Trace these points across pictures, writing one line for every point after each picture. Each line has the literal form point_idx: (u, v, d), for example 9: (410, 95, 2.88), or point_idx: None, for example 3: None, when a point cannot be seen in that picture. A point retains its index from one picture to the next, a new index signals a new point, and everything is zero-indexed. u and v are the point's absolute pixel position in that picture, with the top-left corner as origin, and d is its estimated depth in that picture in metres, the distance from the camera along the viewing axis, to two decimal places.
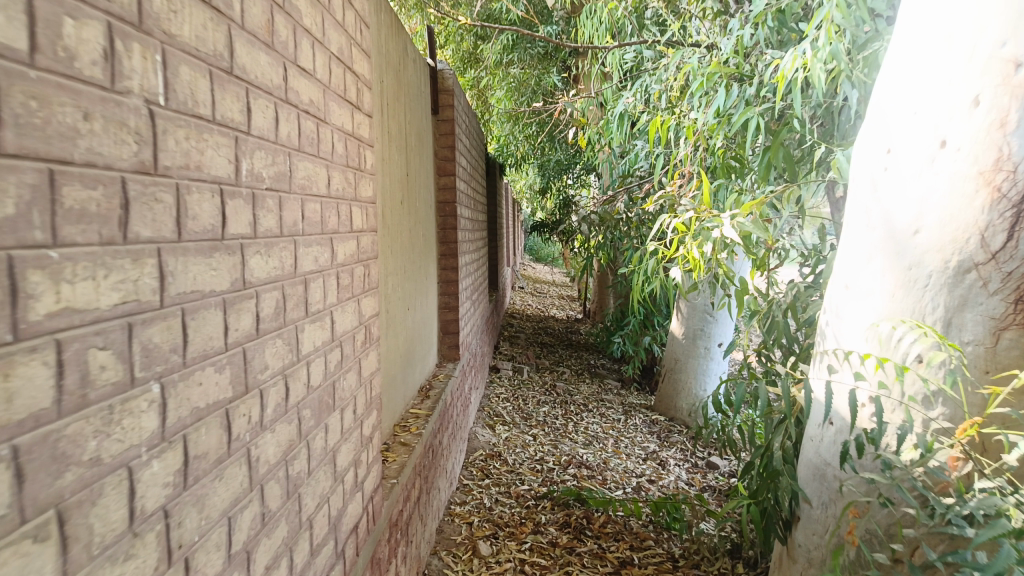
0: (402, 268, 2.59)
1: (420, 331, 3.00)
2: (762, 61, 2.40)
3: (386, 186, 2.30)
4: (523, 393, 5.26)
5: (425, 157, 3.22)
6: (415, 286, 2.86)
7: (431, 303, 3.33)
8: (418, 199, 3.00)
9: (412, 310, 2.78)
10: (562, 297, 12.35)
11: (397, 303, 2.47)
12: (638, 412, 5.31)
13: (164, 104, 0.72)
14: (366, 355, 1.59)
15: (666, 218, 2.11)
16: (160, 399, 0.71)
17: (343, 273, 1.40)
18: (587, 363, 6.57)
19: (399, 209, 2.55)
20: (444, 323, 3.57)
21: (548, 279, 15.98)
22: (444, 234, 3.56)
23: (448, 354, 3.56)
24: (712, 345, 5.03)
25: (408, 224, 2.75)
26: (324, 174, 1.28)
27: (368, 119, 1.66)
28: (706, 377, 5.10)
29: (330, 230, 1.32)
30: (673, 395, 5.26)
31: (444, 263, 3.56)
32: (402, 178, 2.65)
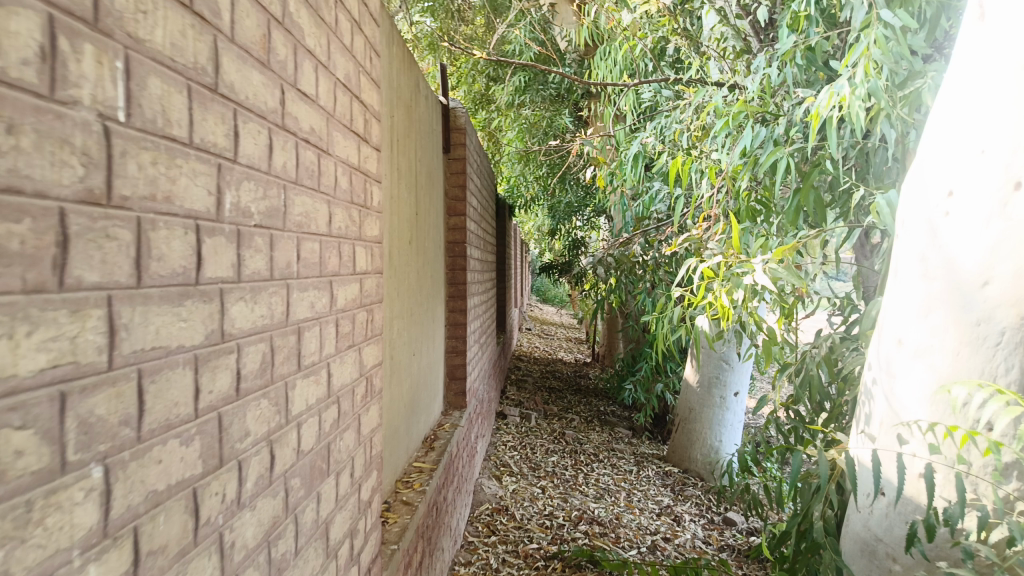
0: (409, 311, 2.46)
1: (426, 378, 2.85)
2: (790, 101, 2.30)
3: (394, 225, 2.18)
4: (531, 441, 5.06)
5: (435, 196, 3.12)
6: (421, 330, 2.72)
7: (438, 348, 3.19)
8: (427, 239, 2.89)
9: (418, 355, 2.64)
10: (569, 340, 12.18)
11: (402, 348, 2.33)
12: (651, 463, 5.10)
13: (124, 121, 0.60)
14: (366, 410, 1.44)
15: (692, 263, 1.97)
16: (103, 485, 0.57)
17: (343, 321, 1.26)
18: (596, 410, 6.38)
19: (407, 248, 2.43)
20: (451, 368, 3.41)
21: (555, 321, 15.83)
22: (453, 276, 3.43)
23: (455, 401, 3.40)
24: (727, 394, 4.86)
25: (416, 265, 2.63)
26: (325, 210, 1.16)
27: (376, 152, 1.54)
28: (721, 427, 4.91)
29: (330, 273, 1.18)
30: (687, 446, 5.06)
31: (453, 306, 3.43)
32: (411, 217, 2.54)
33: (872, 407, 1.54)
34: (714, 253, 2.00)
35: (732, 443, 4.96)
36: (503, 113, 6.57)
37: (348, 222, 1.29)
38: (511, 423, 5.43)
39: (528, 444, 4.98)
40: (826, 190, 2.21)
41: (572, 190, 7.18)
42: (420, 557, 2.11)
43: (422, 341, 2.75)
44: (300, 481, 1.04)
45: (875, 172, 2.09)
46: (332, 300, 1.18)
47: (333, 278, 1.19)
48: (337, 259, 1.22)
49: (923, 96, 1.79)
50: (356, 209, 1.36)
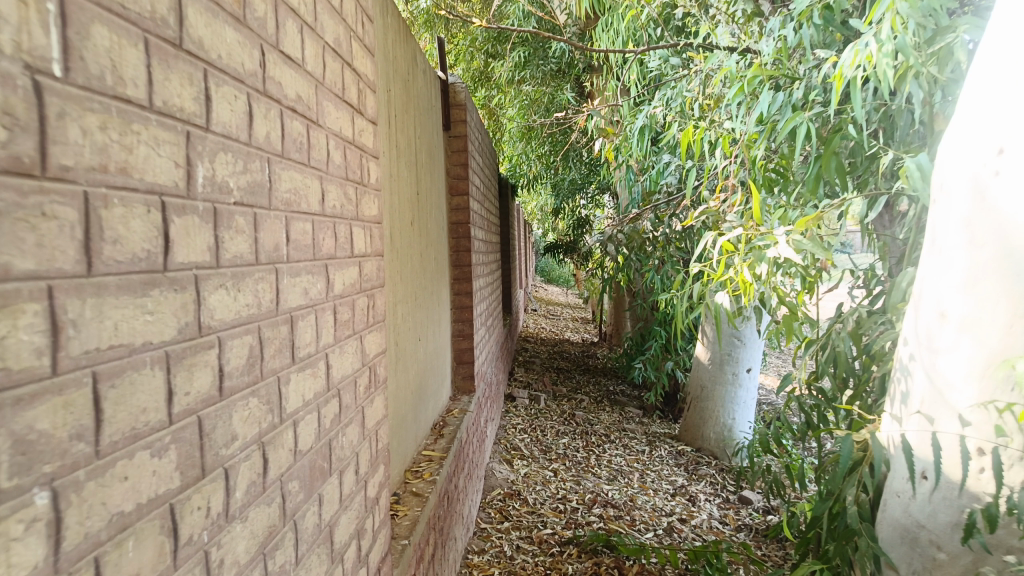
0: (413, 295, 2.36)
1: (433, 364, 2.75)
2: (808, 62, 2.17)
3: (394, 205, 2.08)
4: (541, 423, 4.99)
5: (437, 176, 3.01)
6: (427, 315, 2.63)
7: (444, 332, 3.09)
8: (430, 220, 2.79)
9: (424, 341, 2.55)
10: (576, 319, 12.08)
11: (407, 334, 2.24)
12: (663, 443, 5.03)
13: (60, 76, 0.50)
14: (370, 402, 1.35)
15: (710, 237, 1.86)
16: (52, 513, 0.48)
17: (342, 307, 1.16)
18: (606, 390, 6.29)
19: (408, 230, 2.33)
20: (458, 352, 3.32)
21: (560, 301, 15.73)
22: (457, 257, 3.32)
23: (463, 385, 3.31)
24: (739, 370, 4.76)
25: (419, 248, 2.53)
26: (317, 187, 1.05)
27: (372, 126, 1.43)
28: (733, 404, 4.82)
29: (325, 256, 1.08)
30: (699, 424, 4.97)
31: (458, 288, 3.32)
32: (413, 199, 2.44)
33: (910, 385, 1.45)
34: (734, 225, 1.89)
35: (745, 420, 4.87)
36: (503, 90, 6.42)
37: (343, 199, 1.19)
38: (520, 405, 5.35)
39: (538, 426, 4.90)
40: (847, 156, 2.10)
41: (575, 167, 7.04)
42: (433, 549, 2.03)
43: (429, 325, 2.67)
44: (299, 484, 0.95)
45: (899, 136, 1.98)
46: (328, 285, 1.09)
47: (328, 261, 1.09)
48: (332, 240, 1.12)
49: (956, 51, 1.66)
50: (352, 185, 1.25)
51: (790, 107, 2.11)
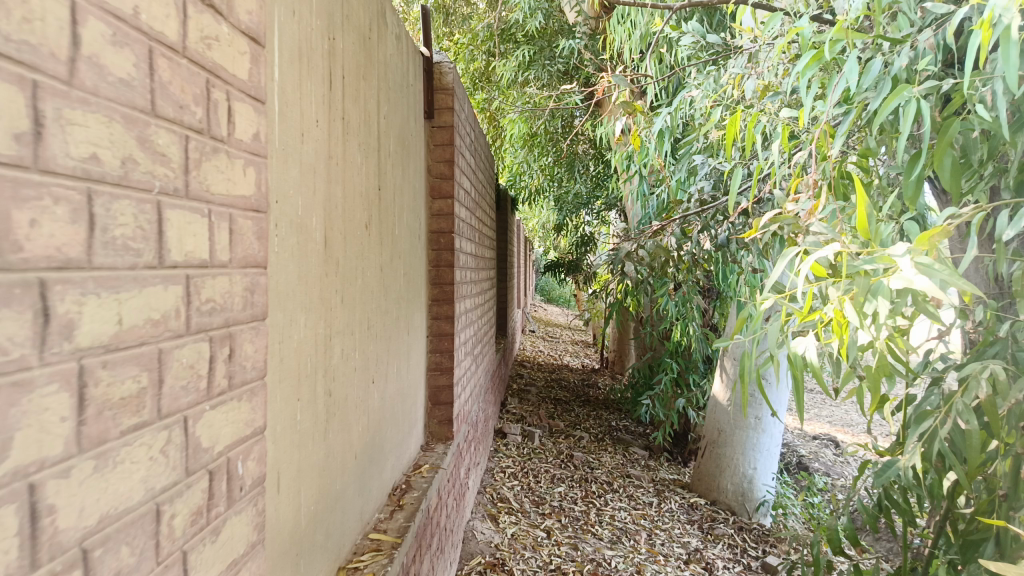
0: (362, 324, 1.73)
1: (396, 409, 2.13)
2: (913, 19, 1.56)
3: (327, 200, 1.46)
4: (534, 466, 4.34)
5: (413, 170, 2.41)
6: (388, 347, 2.02)
7: (417, 366, 2.48)
8: (398, 227, 2.17)
9: (383, 384, 1.95)
10: (576, 344, 11.40)
11: (348, 378, 1.61)
12: (673, 493, 4.39)
13: None
14: (213, 535, 0.73)
15: (795, 255, 1.25)
16: None
17: (113, 373, 0.56)
18: (607, 426, 5.66)
19: (359, 238, 1.70)
20: (434, 391, 2.70)
21: (560, 323, 15.19)
22: (437, 273, 2.70)
23: (438, 431, 2.70)
24: (764, 413, 4.16)
25: (380, 260, 1.91)
26: (14, 108, 0.46)
27: (248, 42, 0.83)
28: (755, 452, 4.21)
29: (43, 266, 0.48)
30: (713, 474, 4.34)
31: (436, 312, 2.70)
32: (372, 196, 1.83)
33: None
34: (822, 238, 1.27)
35: (769, 472, 4.24)
36: (504, 94, 5.81)
37: (131, 148, 0.59)
38: (511, 444, 4.71)
39: (531, 471, 4.26)
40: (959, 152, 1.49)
41: (582, 179, 6.45)
42: None
43: (391, 360, 2.05)
44: None
45: None
46: (45, 326, 0.49)
47: (52, 274, 0.49)
48: (73, 227, 0.52)
49: None
50: (170, 133, 0.65)
51: (890, 80, 1.50)
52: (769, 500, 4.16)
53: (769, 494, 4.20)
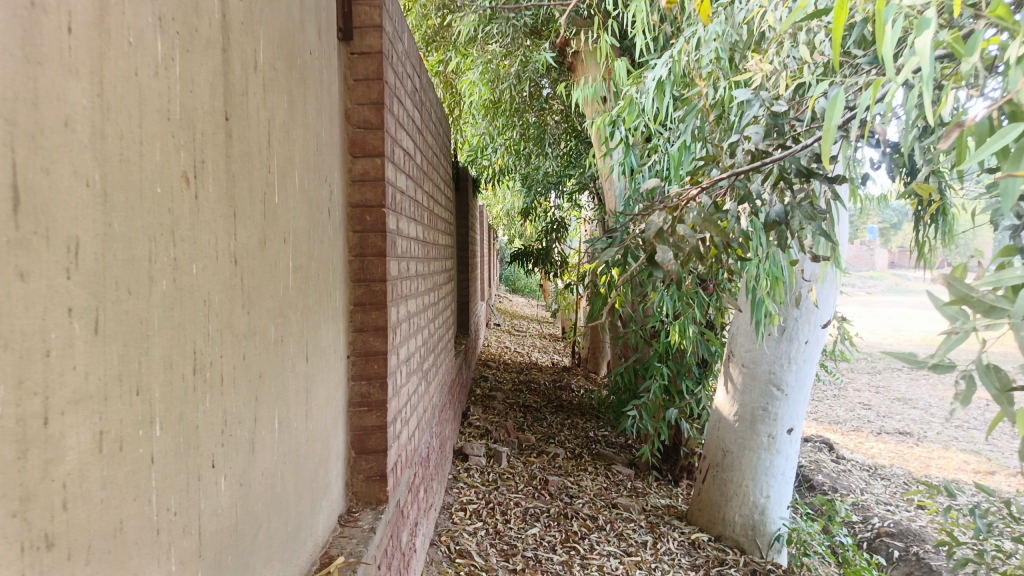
0: (173, 366, 0.89)
1: (281, 488, 1.31)
2: None
3: (19, 104, 0.62)
4: (500, 499, 3.54)
5: (317, 111, 1.58)
6: (259, 393, 1.19)
7: (328, 405, 1.65)
8: (286, 195, 1.35)
9: (244, 457, 1.13)
10: (544, 338, 10.64)
11: (125, 482, 0.78)
12: (671, 526, 3.62)
13: None
14: None
15: None
16: None
17: None
18: (585, 438, 4.90)
19: (161, 197, 0.87)
20: (360, 436, 1.88)
21: (525, 314, 14.48)
22: (360, 266, 1.87)
23: (365, 492, 1.89)
24: (778, 431, 3.41)
25: (229, 238, 1.07)
26: None
27: None
28: (768, 477, 3.47)
29: None
30: (717, 505, 3.56)
31: (361, 321, 1.87)
32: (206, 129, 1.00)
33: None
34: None
35: (783, 501, 3.51)
36: (460, 52, 4.91)
37: None
38: (473, 469, 3.89)
39: (498, 506, 3.45)
40: None
41: (552, 155, 5.65)
42: None
43: (267, 411, 1.23)
44: None
45: None
46: None
47: None
48: None
49: None
50: None
51: None
52: (784, 534, 3.45)
53: (783, 526, 3.48)
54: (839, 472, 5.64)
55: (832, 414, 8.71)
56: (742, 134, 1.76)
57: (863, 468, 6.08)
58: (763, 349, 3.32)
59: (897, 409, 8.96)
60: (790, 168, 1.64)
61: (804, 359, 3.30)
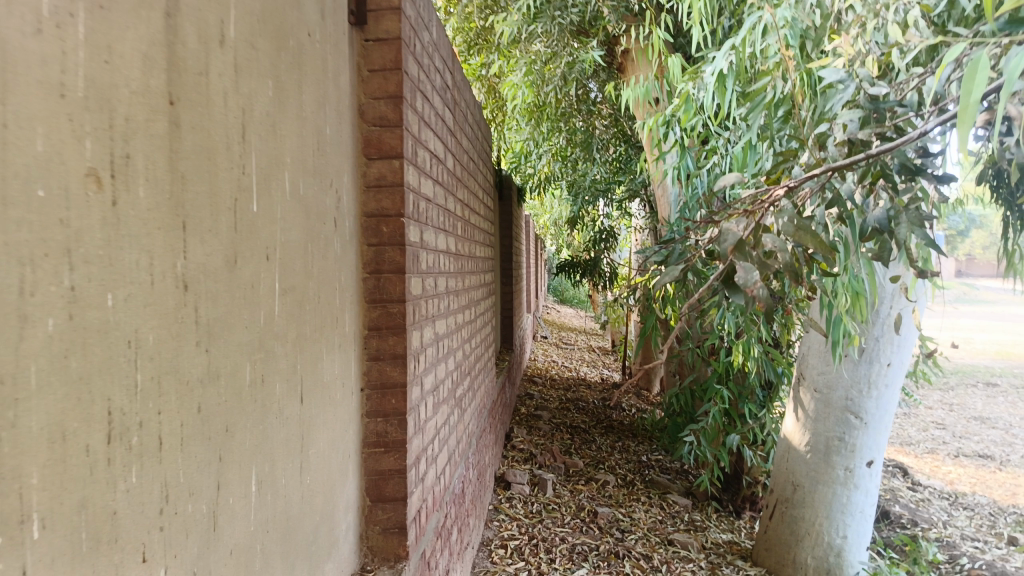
0: (67, 439, 0.64)
1: (261, 565, 1.05)
2: None
3: None
4: (544, 534, 3.24)
5: (319, 103, 1.34)
6: (223, 451, 0.94)
7: (334, 451, 1.40)
8: (269, 203, 1.10)
9: (199, 538, 0.87)
10: (593, 352, 10.31)
11: None
12: (734, 568, 3.26)
13: None
14: None
15: None
16: None
17: None
18: (637, 463, 4.57)
19: (48, 205, 0.62)
20: (375, 480, 1.62)
21: (574, 326, 14.16)
22: (375, 285, 1.62)
23: (381, 545, 1.63)
24: (857, 464, 3.04)
25: (172, 256, 0.82)
26: None
27: None
28: (846, 515, 3.09)
29: None
30: (787, 545, 3.20)
31: (376, 348, 1.62)
32: (134, 113, 0.75)
33: None
34: None
35: (862, 542, 3.12)
36: (502, 53, 4.66)
37: None
38: (516, 499, 3.61)
39: (542, 543, 3.16)
40: None
41: (600, 161, 5.35)
42: None
43: (237, 472, 0.98)
44: None
45: None
46: None
47: None
48: None
49: None
50: None
51: None
52: None
53: (863, 570, 3.10)
54: (917, 502, 5.14)
55: (902, 435, 8.12)
56: (834, 121, 1.45)
57: (942, 496, 5.56)
58: (838, 373, 2.96)
59: (975, 430, 8.32)
60: (894, 163, 1.33)
61: (885, 385, 2.93)
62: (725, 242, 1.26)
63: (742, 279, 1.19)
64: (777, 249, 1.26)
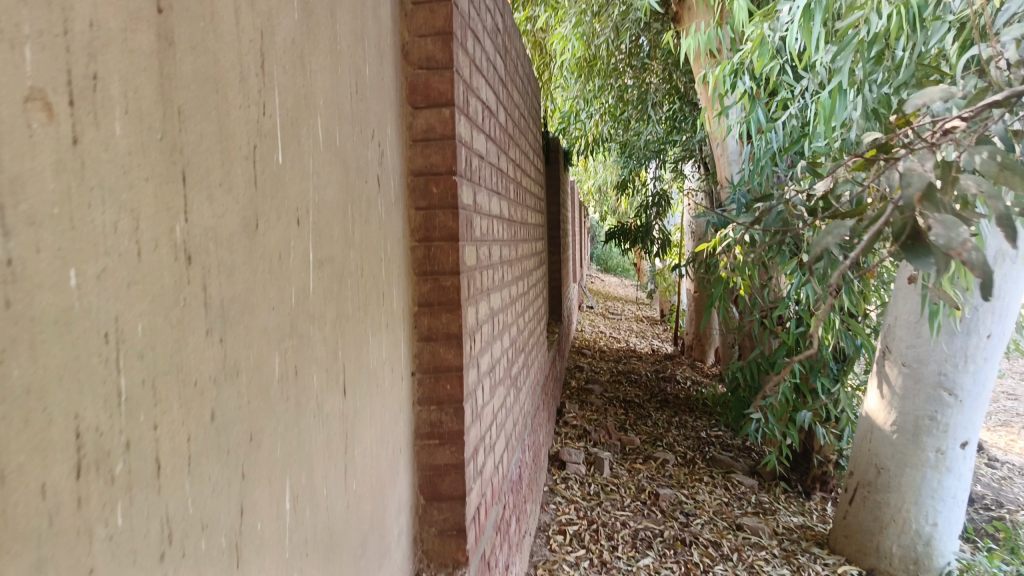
0: (6, 480, 0.44)
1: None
2: None
3: None
4: (604, 518, 3.05)
5: (356, 37, 1.12)
6: (247, 466, 0.74)
7: (383, 446, 1.21)
8: (298, 154, 0.89)
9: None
10: (641, 321, 10.04)
11: None
12: (810, 555, 3.03)
13: None
14: None
15: None
16: None
17: None
18: (695, 439, 4.34)
19: None
20: (430, 477, 1.43)
21: (619, 295, 13.87)
22: (425, 256, 1.41)
23: (438, 549, 1.44)
24: (949, 446, 2.75)
25: (167, 216, 0.61)
26: None
27: None
28: (936, 501, 2.82)
29: None
30: (869, 533, 2.94)
31: (428, 327, 1.41)
32: (103, 16, 0.54)
33: None
34: None
35: (954, 529, 2.85)
36: (550, 6, 4.38)
37: None
38: (571, 479, 3.42)
39: (603, 528, 2.96)
40: None
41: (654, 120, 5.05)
42: None
43: (265, 491, 0.78)
44: None
45: None
46: None
47: None
48: None
49: None
50: None
51: None
52: (955, 569, 2.80)
53: (954, 560, 2.83)
54: (998, 480, 4.79)
55: None
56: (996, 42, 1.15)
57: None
58: (932, 345, 2.67)
59: None
60: None
61: (984, 358, 2.64)
62: (910, 186, 0.95)
63: (944, 238, 0.88)
64: (987, 192, 0.93)
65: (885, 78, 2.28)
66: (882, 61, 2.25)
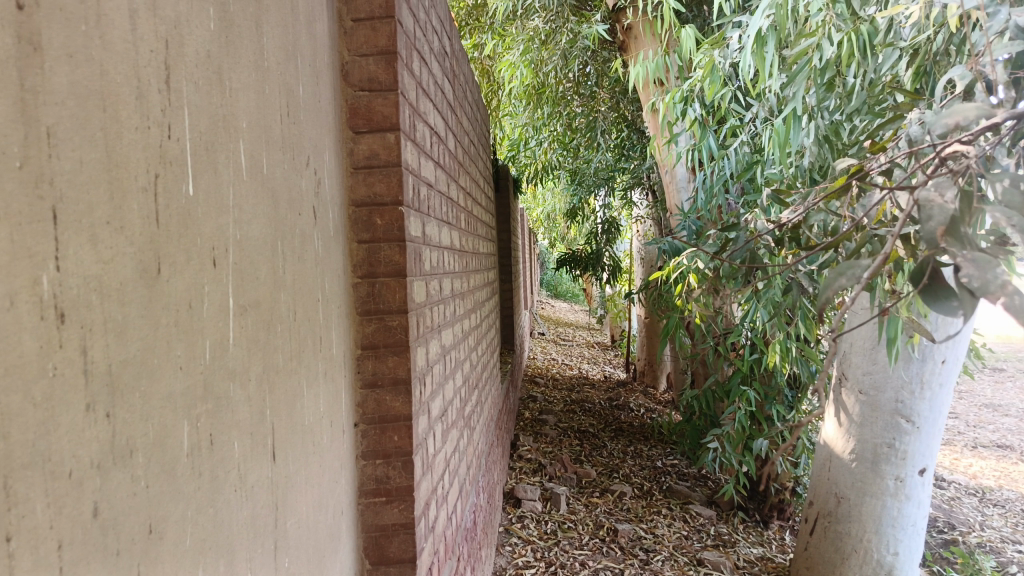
0: None
1: None
2: None
3: None
4: (563, 558, 2.93)
5: (288, 53, 1.00)
6: (144, 567, 0.60)
7: (321, 511, 1.07)
8: (215, 184, 0.76)
9: None
10: (592, 347, 10.01)
11: None
12: None
13: None
14: None
15: None
16: None
17: None
18: (652, 470, 4.26)
19: None
20: (375, 538, 1.30)
21: (570, 321, 13.86)
22: (368, 294, 1.28)
23: None
24: (908, 473, 2.72)
25: (29, 266, 0.48)
26: None
27: None
28: (897, 530, 2.78)
29: None
30: (832, 565, 2.89)
31: (372, 371, 1.29)
32: None
33: None
34: None
35: (915, 558, 2.81)
36: (498, 33, 4.32)
37: None
38: (527, 518, 3.29)
39: (562, 569, 2.84)
40: None
41: (603, 147, 5.03)
42: None
43: None
44: None
45: None
46: None
47: None
48: None
49: None
50: None
51: None
52: None
53: None
54: (948, 502, 4.85)
55: None
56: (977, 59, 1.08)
57: (970, 493, 5.26)
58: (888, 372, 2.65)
59: (989, 418, 8.07)
60: None
61: (939, 384, 2.63)
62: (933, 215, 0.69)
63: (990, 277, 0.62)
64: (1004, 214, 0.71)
65: (837, 104, 2.25)
66: (834, 88, 2.21)
